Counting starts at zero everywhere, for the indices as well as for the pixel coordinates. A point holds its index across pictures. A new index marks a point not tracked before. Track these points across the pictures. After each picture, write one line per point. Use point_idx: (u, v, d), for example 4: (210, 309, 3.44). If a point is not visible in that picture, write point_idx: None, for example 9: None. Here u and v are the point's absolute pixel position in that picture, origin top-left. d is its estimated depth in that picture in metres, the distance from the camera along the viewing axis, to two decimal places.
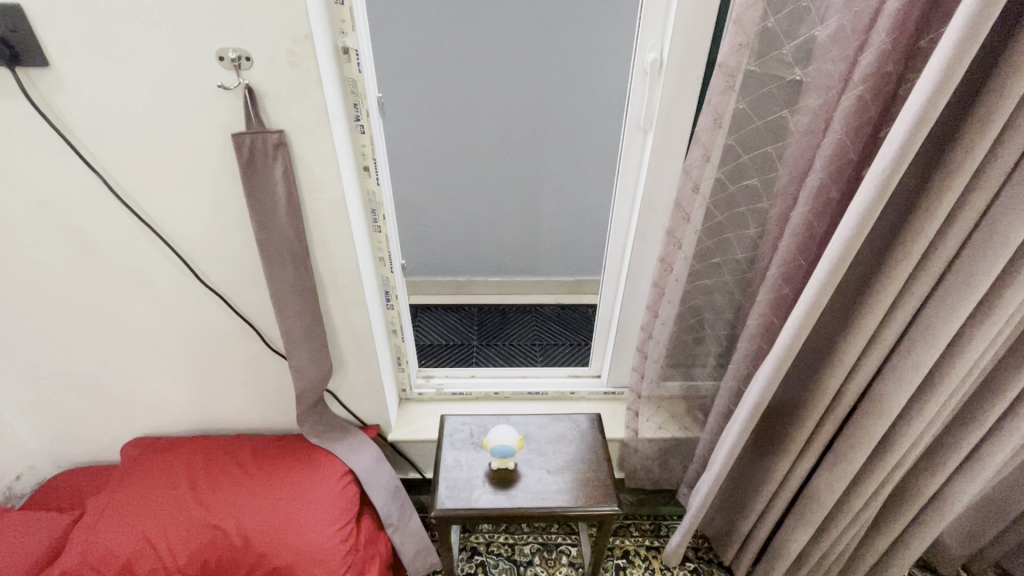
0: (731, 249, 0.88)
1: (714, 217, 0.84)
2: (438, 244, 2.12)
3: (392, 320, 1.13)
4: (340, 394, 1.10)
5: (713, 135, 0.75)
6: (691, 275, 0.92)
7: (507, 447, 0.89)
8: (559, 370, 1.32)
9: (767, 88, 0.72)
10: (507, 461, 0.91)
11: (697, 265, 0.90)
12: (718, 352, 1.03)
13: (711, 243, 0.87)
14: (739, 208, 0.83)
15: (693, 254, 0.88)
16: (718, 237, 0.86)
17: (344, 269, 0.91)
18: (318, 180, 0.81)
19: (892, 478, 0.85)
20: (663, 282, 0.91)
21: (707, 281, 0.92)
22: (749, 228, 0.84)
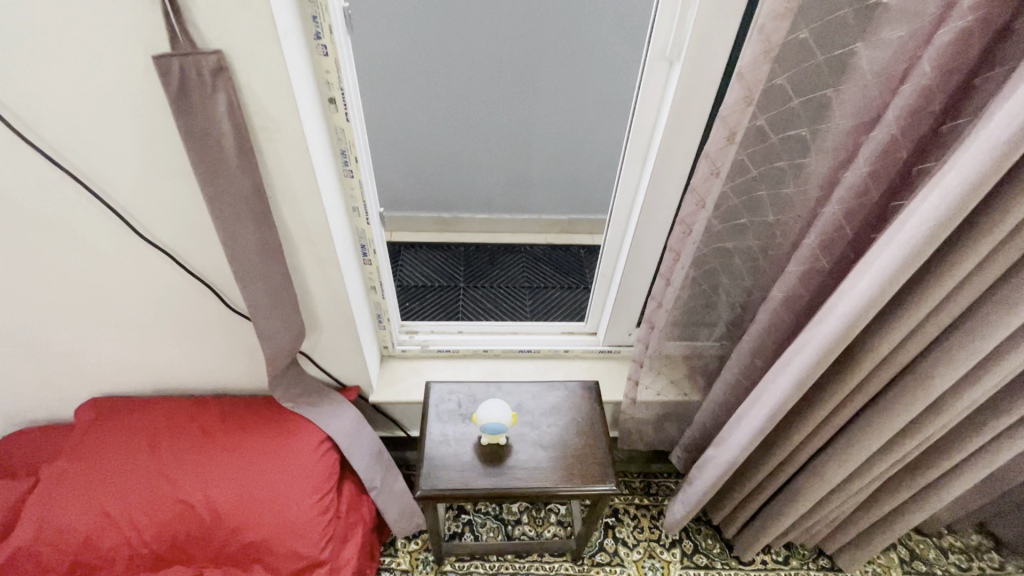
0: (762, 211, 0.76)
1: (747, 173, 0.71)
2: (423, 177, 1.95)
3: (370, 275, 1.00)
4: (315, 355, 1.01)
5: (760, 71, 0.61)
6: (712, 238, 0.80)
7: (501, 423, 0.82)
8: (553, 326, 1.23)
9: (837, 12, 0.57)
10: (499, 436, 0.84)
11: (720, 227, 0.79)
12: (729, 319, 0.95)
13: (739, 203, 0.75)
14: (778, 162, 0.70)
15: (716, 218, 0.77)
16: (747, 195, 0.74)
17: (311, 223, 0.78)
18: (272, 115, 0.65)
19: (906, 459, 0.81)
20: (679, 248, 0.82)
21: (728, 244, 0.82)
22: (787, 188, 0.72)
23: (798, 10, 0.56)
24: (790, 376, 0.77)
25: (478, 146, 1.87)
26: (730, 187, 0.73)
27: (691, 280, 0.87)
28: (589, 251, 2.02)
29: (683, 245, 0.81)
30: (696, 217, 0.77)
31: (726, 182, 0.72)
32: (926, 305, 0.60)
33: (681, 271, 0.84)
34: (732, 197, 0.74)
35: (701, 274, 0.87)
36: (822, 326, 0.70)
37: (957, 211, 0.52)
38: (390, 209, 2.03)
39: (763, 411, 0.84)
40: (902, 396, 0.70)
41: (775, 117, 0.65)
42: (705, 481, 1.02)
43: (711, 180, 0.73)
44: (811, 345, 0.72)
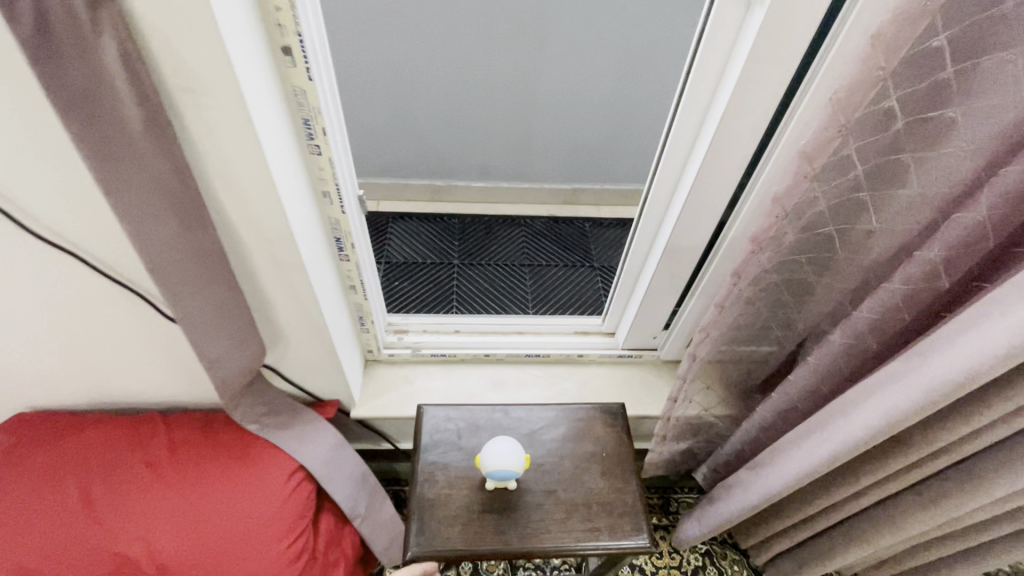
0: (859, 215, 0.58)
1: (850, 173, 0.55)
2: (415, 139, 1.74)
3: (348, 273, 0.82)
4: (282, 368, 0.84)
5: (902, 27, 0.45)
6: (789, 249, 0.65)
7: (511, 468, 0.66)
8: (565, 325, 1.07)
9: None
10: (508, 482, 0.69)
11: (799, 238, 0.64)
12: (784, 337, 0.78)
13: (829, 206, 0.59)
14: (897, 154, 0.53)
15: (794, 228, 0.63)
16: (846, 194, 0.57)
17: (263, 218, 0.59)
18: (189, 70, 0.45)
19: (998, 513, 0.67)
20: (744, 269, 0.68)
21: (806, 257, 0.66)
22: (902, 187, 0.54)
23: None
24: (863, 424, 0.62)
25: (478, 104, 1.67)
26: (825, 192, 0.58)
27: (746, 301, 0.73)
28: (593, 225, 1.84)
29: (749, 269, 0.68)
30: (773, 232, 0.63)
31: (820, 184, 0.58)
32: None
33: (739, 293, 0.71)
34: (824, 205, 0.59)
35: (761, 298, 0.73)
36: (920, 373, 0.55)
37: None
38: (377, 176, 1.81)
39: (816, 456, 0.70)
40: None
41: (913, 94, 0.49)
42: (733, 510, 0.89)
43: (801, 184, 0.58)
44: (904, 392, 0.56)
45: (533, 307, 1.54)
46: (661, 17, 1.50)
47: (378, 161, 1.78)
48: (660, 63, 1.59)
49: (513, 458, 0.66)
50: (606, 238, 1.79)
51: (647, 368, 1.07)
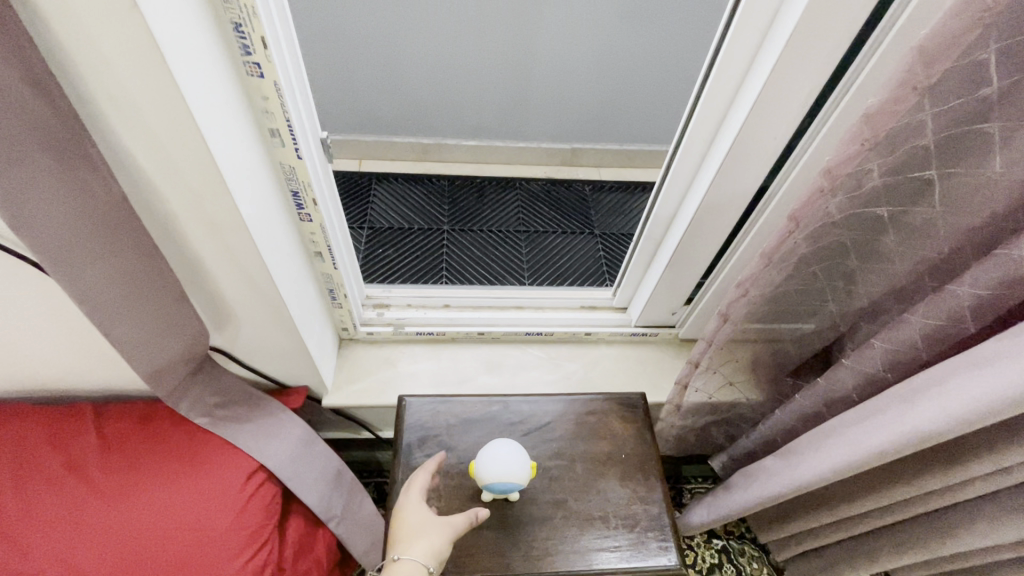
0: (976, 151, 0.44)
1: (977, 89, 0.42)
2: (401, 89, 1.56)
3: (311, 238, 0.67)
4: (236, 351, 0.70)
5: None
6: (865, 196, 0.52)
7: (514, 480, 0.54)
8: (571, 299, 0.94)
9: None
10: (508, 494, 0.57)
11: (884, 181, 0.51)
12: (837, 314, 0.65)
13: (936, 138, 0.46)
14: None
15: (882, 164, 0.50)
16: (959, 124, 0.44)
17: (177, 159, 0.43)
18: None
19: None
20: (804, 215, 0.56)
21: (887, 208, 0.52)
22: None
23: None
24: (930, 415, 0.49)
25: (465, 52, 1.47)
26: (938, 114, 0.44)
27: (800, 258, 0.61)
28: (594, 188, 1.68)
29: (810, 211, 0.56)
30: (851, 167, 0.51)
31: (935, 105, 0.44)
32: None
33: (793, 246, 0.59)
34: (931, 134, 0.46)
35: (815, 254, 0.60)
36: None
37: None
38: (359, 131, 1.64)
39: (860, 451, 0.57)
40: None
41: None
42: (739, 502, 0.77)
43: (908, 97, 0.44)
44: (1004, 377, 0.43)
45: (529, 276, 1.40)
46: None
47: (360, 115, 1.60)
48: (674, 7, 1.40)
49: (517, 467, 0.54)
50: (607, 203, 1.64)
51: (662, 347, 0.94)
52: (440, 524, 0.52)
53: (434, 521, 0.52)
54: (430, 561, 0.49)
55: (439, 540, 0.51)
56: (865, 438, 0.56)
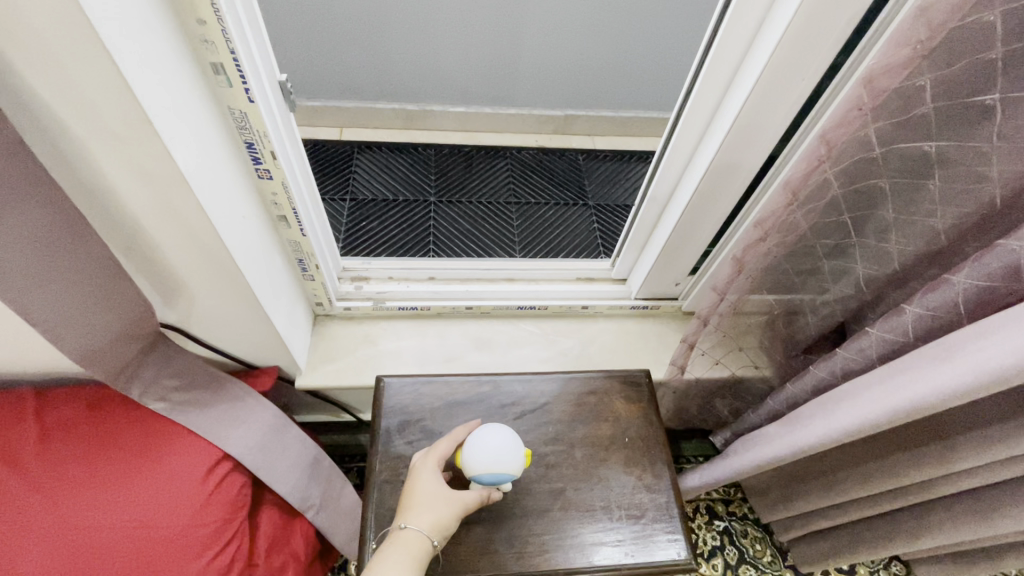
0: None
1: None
2: (378, 53, 1.43)
3: (273, 199, 0.59)
4: (194, 327, 0.63)
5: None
6: (907, 124, 0.46)
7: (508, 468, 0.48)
8: (566, 270, 0.87)
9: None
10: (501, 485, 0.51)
11: (935, 107, 0.44)
12: (862, 281, 0.59)
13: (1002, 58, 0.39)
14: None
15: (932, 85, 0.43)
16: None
17: (83, 85, 0.35)
18: None
19: None
20: (835, 141, 0.51)
21: (936, 145, 0.46)
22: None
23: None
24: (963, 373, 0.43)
25: (447, 17, 1.34)
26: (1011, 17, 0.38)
27: (830, 198, 0.56)
28: (587, 157, 1.60)
29: (841, 135, 0.50)
30: (902, 82, 0.45)
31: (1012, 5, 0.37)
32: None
33: (823, 178, 0.54)
34: (1000, 47, 0.39)
35: (843, 193, 0.55)
36: None
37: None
38: (336, 96, 1.52)
39: (875, 414, 0.50)
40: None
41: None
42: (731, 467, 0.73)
43: None
44: None
45: (520, 250, 1.32)
46: None
47: (335, 78, 1.48)
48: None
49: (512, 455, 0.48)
50: (600, 172, 1.56)
51: (665, 321, 0.88)
52: (454, 498, 0.47)
53: (450, 494, 0.46)
54: (435, 535, 0.44)
55: (448, 514, 0.46)
56: (882, 399, 0.50)
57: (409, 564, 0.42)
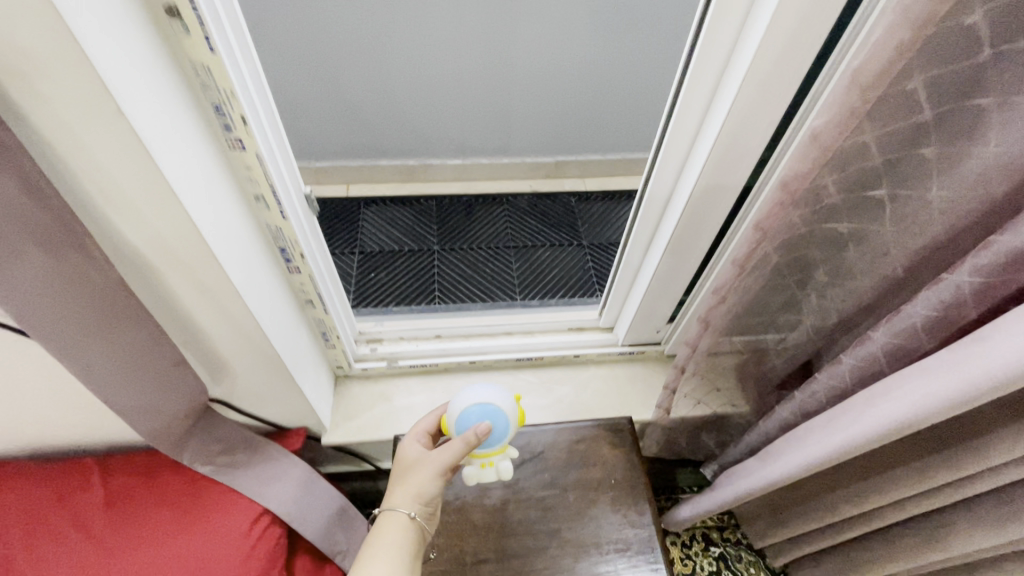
0: (922, 176, 0.47)
1: (917, 114, 0.44)
2: (381, 117, 1.57)
3: (302, 287, 0.70)
4: (236, 400, 0.72)
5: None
6: (824, 212, 0.55)
7: (500, 415, 0.56)
8: (557, 322, 0.96)
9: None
10: (489, 462, 0.58)
11: (840, 200, 0.54)
12: (813, 328, 0.69)
13: (883, 165, 0.49)
14: (975, 100, 0.41)
15: (836, 182, 0.52)
16: (902, 153, 0.48)
17: (166, 234, 0.46)
18: (25, 46, 0.32)
19: None
20: (771, 223, 0.57)
21: (848, 226, 0.55)
22: (982, 142, 0.42)
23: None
24: (879, 418, 0.51)
25: (443, 82, 1.51)
26: (877, 134, 0.47)
27: (770, 264, 0.63)
28: (579, 199, 1.70)
29: (776, 218, 0.56)
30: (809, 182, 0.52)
31: (871, 128, 0.47)
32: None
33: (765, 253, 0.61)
34: (880, 156, 0.49)
35: (786, 261, 0.63)
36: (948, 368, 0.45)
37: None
38: (342, 155, 1.64)
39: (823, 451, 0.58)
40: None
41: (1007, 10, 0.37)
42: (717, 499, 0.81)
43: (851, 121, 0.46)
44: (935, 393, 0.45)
45: (521, 292, 1.42)
46: None
47: (343, 142, 1.61)
48: (644, 23, 1.43)
49: (505, 400, 0.57)
50: (593, 213, 1.66)
51: (651, 364, 0.97)
52: (428, 467, 0.53)
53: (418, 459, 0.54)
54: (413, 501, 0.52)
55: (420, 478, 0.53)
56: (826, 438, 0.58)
57: (393, 535, 0.50)
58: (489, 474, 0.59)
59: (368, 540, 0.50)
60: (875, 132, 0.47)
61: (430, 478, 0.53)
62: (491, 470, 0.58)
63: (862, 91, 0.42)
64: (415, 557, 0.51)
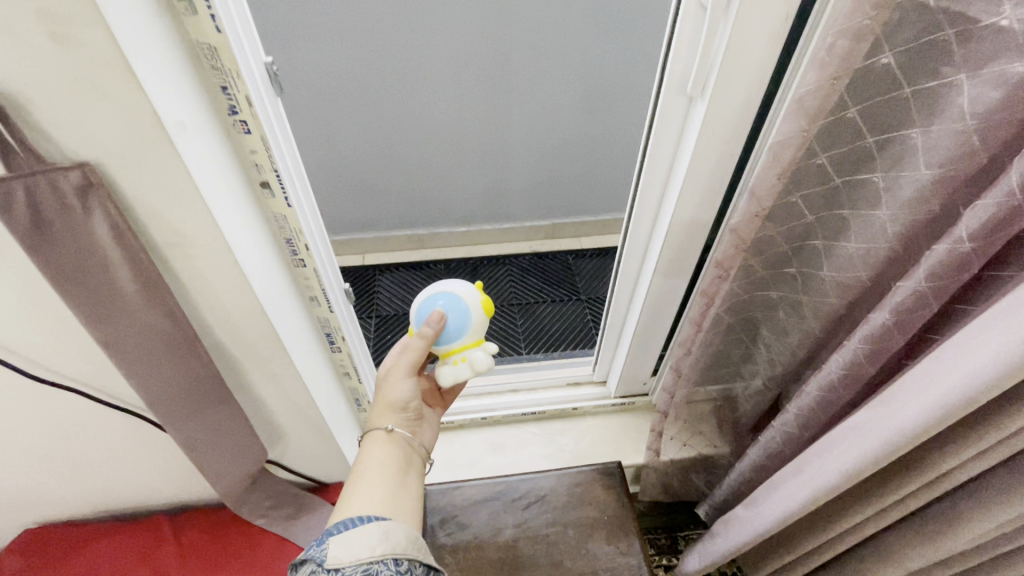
0: (815, 260, 0.63)
1: (802, 218, 0.61)
2: (387, 194, 1.68)
3: (341, 363, 0.84)
4: (285, 460, 0.85)
5: (823, 101, 0.49)
6: (752, 283, 0.70)
7: (463, 302, 0.59)
8: (557, 377, 1.10)
9: (935, 34, 0.44)
10: (462, 358, 0.60)
11: (761, 274, 0.69)
12: (768, 377, 0.81)
13: (788, 249, 0.65)
14: (838, 211, 0.58)
15: (759, 262, 0.67)
16: (800, 242, 0.64)
17: (253, 338, 0.61)
18: (179, 231, 0.48)
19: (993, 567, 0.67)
20: (713, 291, 0.69)
21: (775, 293, 0.71)
22: (846, 240, 0.59)
23: (882, 30, 0.45)
24: (825, 473, 0.62)
25: (442, 157, 1.60)
26: (779, 230, 0.63)
27: (723, 324, 0.76)
28: (577, 257, 1.76)
29: (719, 291, 0.69)
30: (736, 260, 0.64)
31: (773, 225, 0.62)
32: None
33: (716, 315, 0.72)
34: (783, 244, 0.65)
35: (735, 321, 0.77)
36: (863, 436, 0.57)
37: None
38: (354, 228, 1.74)
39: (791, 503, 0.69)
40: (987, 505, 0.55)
41: (841, 157, 0.55)
42: (716, 552, 0.90)
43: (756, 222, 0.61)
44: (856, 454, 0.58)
45: (526, 347, 1.47)
46: (619, 45, 1.37)
47: (354, 215, 1.71)
48: (628, 98, 1.50)
49: (470, 291, 0.60)
50: (589, 269, 1.72)
51: (641, 414, 1.09)
52: (394, 380, 0.61)
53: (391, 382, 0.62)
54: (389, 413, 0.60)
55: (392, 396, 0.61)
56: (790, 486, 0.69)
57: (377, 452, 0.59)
58: (462, 371, 0.59)
59: (354, 463, 0.58)
60: (776, 229, 0.63)
61: (398, 391, 0.61)
62: (465, 364, 0.59)
63: (756, 205, 0.57)
64: (399, 470, 0.58)
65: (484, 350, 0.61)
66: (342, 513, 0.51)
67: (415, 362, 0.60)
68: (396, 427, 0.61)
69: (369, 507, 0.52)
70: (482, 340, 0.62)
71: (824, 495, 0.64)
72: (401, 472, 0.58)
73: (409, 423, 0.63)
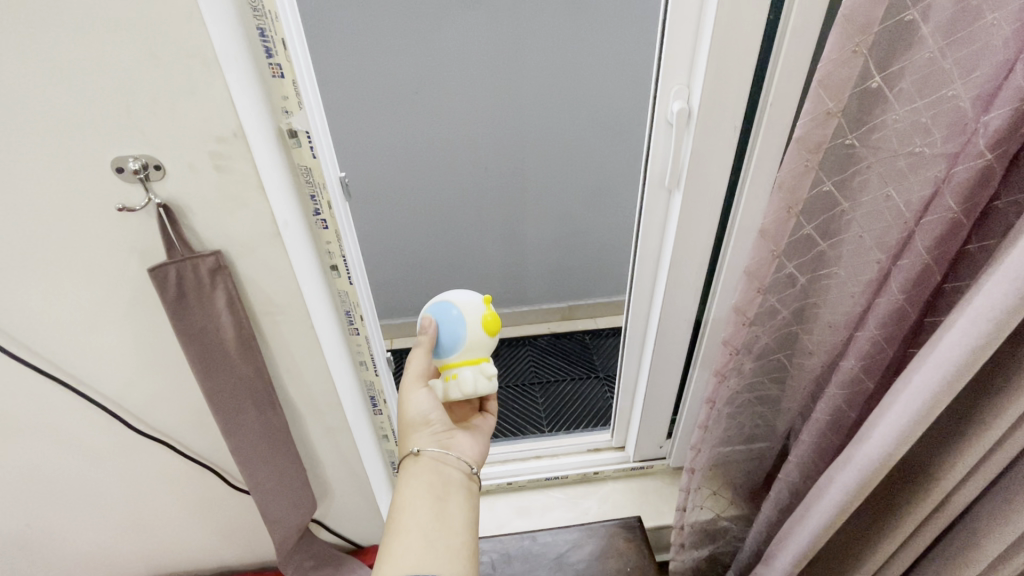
0: (795, 335, 0.71)
1: (778, 313, 0.68)
2: (414, 283, 1.82)
3: (381, 426, 0.94)
4: (328, 519, 0.93)
5: (783, 225, 0.59)
6: (749, 375, 0.75)
7: (462, 325, 0.66)
8: (578, 445, 1.16)
9: (858, 163, 0.56)
10: (453, 373, 0.68)
11: (755, 364, 0.74)
12: (771, 437, 0.83)
13: (771, 337, 0.71)
14: (808, 297, 0.67)
15: (749, 358, 0.72)
16: (779, 329, 0.70)
17: (318, 393, 0.73)
18: (274, 302, 0.62)
19: None
20: (716, 394, 0.74)
21: (765, 373, 0.76)
22: (817, 313, 0.67)
23: (821, 168, 0.57)
24: (821, 512, 0.64)
25: (465, 249, 1.77)
26: (765, 330, 0.69)
27: (727, 417, 0.78)
28: (593, 337, 1.86)
29: (720, 393, 0.74)
30: (733, 364, 0.71)
31: (758, 327, 0.68)
32: (974, 456, 0.53)
33: (719, 414, 0.76)
34: (768, 334, 0.70)
35: (743, 404, 0.79)
36: (839, 478, 0.60)
37: (966, 368, 0.46)
38: (383, 315, 1.87)
39: (798, 545, 0.69)
40: (967, 544, 0.60)
41: (803, 261, 0.63)
42: None
43: (741, 328, 0.67)
44: (834, 496, 0.61)
45: (548, 424, 1.47)
46: (619, 147, 1.59)
47: (382, 302, 1.84)
48: (630, 190, 1.68)
49: (472, 316, 0.67)
50: (606, 347, 1.80)
51: (660, 478, 1.14)
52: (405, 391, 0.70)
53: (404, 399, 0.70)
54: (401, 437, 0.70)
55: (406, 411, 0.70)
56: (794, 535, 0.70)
57: (410, 479, 0.65)
58: (452, 388, 0.67)
59: (394, 497, 0.64)
60: (757, 330, 0.69)
61: (410, 404, 0.69)
62: (453, 382, 0.67)
63: (739, 317, 0.66)
64: (438, 499, 0.64)
65: (475, 373, 0.67)
66: (388, 557, 0.57)
67: (421, 372, 0.68)
68: (424, 449, 0.67)
69: (412, 549, 0.57)
70: (478, 361, 0.68)
71: (820, 539, 0.66)
72: (440, 500, 0.64)
73: (438, 440, 0.69)
